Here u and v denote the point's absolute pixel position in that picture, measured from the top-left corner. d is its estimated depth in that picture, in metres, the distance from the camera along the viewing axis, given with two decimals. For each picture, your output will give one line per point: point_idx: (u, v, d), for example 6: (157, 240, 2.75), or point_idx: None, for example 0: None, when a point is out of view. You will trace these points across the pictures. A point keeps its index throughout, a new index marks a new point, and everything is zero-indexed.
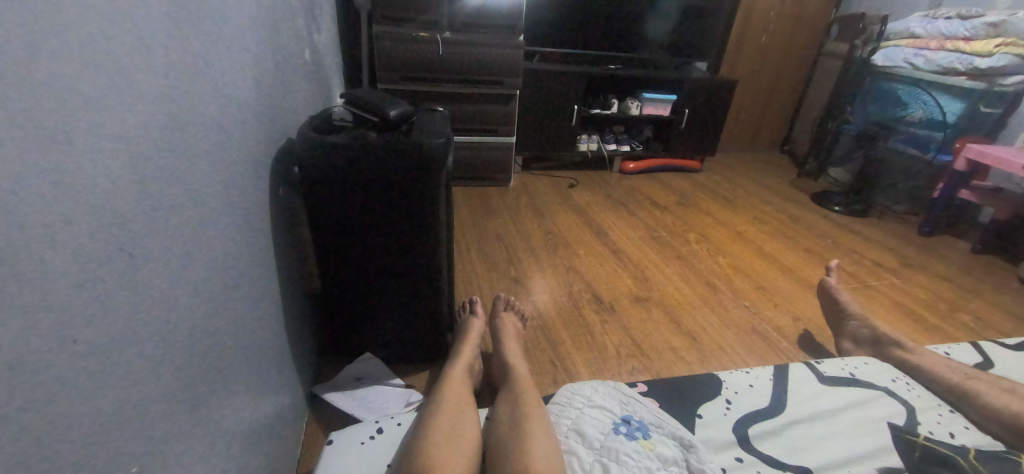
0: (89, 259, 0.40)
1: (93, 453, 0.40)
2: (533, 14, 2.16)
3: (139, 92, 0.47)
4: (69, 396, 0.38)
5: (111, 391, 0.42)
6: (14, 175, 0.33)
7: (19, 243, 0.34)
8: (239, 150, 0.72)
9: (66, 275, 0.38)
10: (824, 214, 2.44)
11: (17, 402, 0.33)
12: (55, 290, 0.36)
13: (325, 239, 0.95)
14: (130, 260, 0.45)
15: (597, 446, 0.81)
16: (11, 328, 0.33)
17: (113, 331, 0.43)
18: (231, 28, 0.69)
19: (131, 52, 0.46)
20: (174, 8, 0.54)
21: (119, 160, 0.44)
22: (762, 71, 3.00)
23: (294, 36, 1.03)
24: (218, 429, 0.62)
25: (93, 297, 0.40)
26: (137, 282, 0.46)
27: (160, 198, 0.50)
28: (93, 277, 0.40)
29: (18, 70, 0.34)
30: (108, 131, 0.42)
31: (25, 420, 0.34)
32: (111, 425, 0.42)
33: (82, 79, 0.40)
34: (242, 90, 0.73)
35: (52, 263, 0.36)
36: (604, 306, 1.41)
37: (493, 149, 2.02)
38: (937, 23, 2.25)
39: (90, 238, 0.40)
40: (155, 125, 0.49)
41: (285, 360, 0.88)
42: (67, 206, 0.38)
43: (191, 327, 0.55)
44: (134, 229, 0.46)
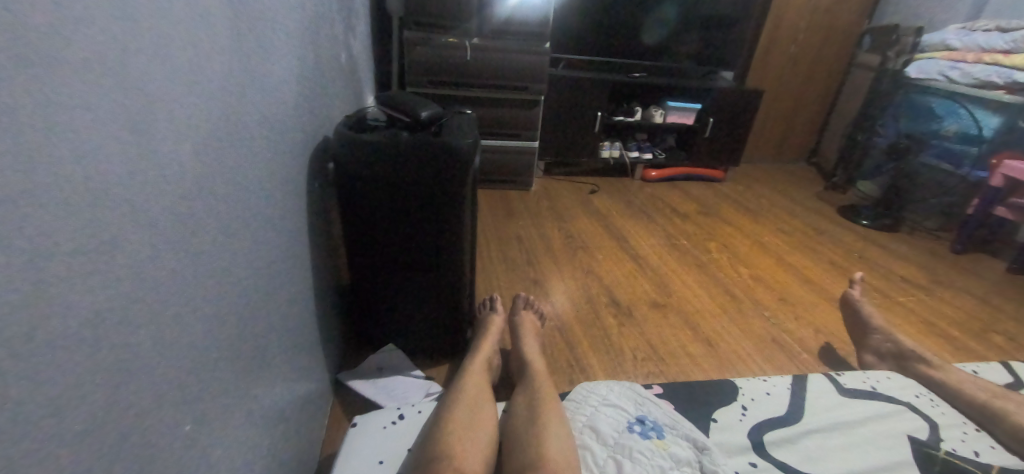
0: (158, 235, 0.44)
1: (152, 414, 0.44)
2: (560, 22, 2.19)
3: (199, 90, 0.51)
4: (141, 358, 0.42)
5: (171, 357, 0.47)
6: (113, 158, 0.38)
7: (113, 214, 0.38)
8: (277, 145, 0.76)
9: (141, 247, 0.42)
10: (850, 227, 2.41)
11: (107, 355, 0.38)
12: (129, 259, 0.40)
13: (354, 233, 0.99)
14: (187, 243, 0.49)
15: (611, 443, 0.83)
16: (106, 292, 0.38)
17: (173, 304, 0.47)
18: (270, 30, 0.73)
19: (193, 53, 0.50)
20: (225, 15, 0.58)
21: (182, 155, 0.48)
22: (790, 80, 2.96)
23: (330, 39, 1.07)
24: (248, 404, 0.65)
25: (161, 274, 0.45)
26: (192, 264, 0.50)
27: (209, 189, 0.54)
28: (162, 257, 0.45)
29: (114, 69, 0.39)
30: (174, 128, 0.47)
31: (105, 372, 0.38)
32: (167, 393, 0.46)
33: (156, 79, 0.44)
34: (282, 90, 0.78)
35: (134, 240, 0.41)
36: (621, 310, 1.42)
37: (516, 153, 2.04)
38: (974, 35, 2.21)
39: (159, 221, 0.44)
40: (205, 111, 0.53)
41: (313, 347, 0.92)
42: (145, 191, 0.42)
43: (228, 302, 0.59)
44: (193, 215, 0.50)
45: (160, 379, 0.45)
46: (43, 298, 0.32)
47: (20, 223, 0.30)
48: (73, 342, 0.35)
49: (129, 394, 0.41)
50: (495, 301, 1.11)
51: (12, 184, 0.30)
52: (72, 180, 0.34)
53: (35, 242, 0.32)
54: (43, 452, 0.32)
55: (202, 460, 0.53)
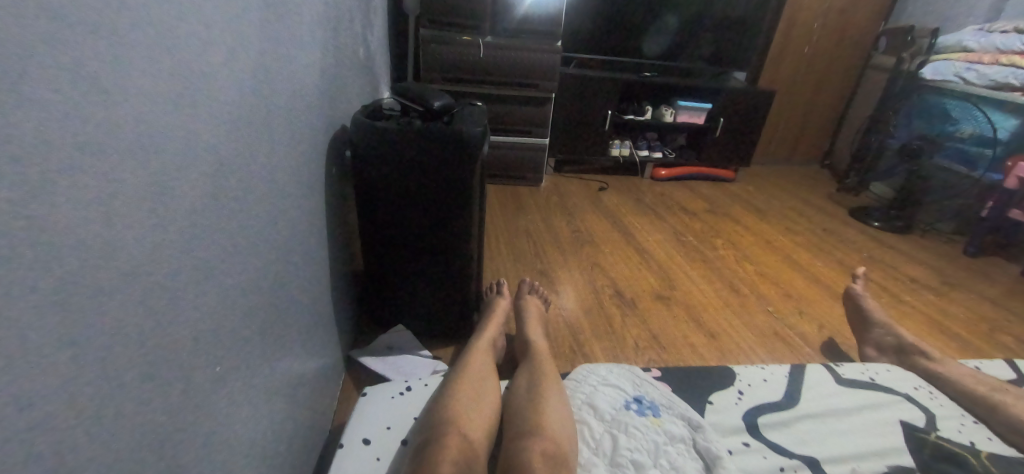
0: (195, 199, 0.50)
1: (191, 358, 0.50)
2: (573, 22, 2.23)
3: (230, 74, 0.57)
4: (185, 307, 0.48)
5: (206, 312, 0.53)
6: (163, 130, 0.44)
7: (164, 177, 0.44)
8: (298, 130, 0.81)
9: (185, 209, 0.48)
10: (860, 228, 2.39)
11: (163, 298, 0.44)
12: (174, 220, 0.46)
13: (367, 217, 1.04)
14: (218, 212, 0.55)
15: (608, 419, 0.87)
16: (159, 245, 0.44)
17: (208, 263, 0.52)
18: (295, 23, 0.78)
19: (225, 40, 0.56)
20: (254, 7, 0.63)
21: (216, 132, 0.54)
22: (804, 81, 2.93)
23: (350, 33, 1.13)
24: (266, 366, 0.71)
25: (199, 235, 0.50)
26: (224, 230, 0.56)
27: (237, 165, 0.59)
28: (200, 220, 0.51)
29: (167, 53, 0.44)
30: (209, 107, 0.52)
31: (160, 313, 0.44)
32: (202, 342, 0.52)
33: (197, 63, 0.49)
34: (304, 80, 0.83)
35: (179, 202, 0.47)
36: (626, 301, 1.46)
37: (526, 149, 2.07)
38: (991, 36, 2.18)
39: (198, 188, 0.50)
40: (235, 90, 0.58)
41: (327, 323, 0.97)
42: (188, 161, 0.48)
43: (252, 269, 0.65)
44: (222, 186, 0.56)
45: (198, 328, 0.51)
46: (113, 242, 0.38)
47: (98, 176, 0.36)
48: (138, 284, 0.41)
49: (175, 337, 0.47)
50: (501, 285, 1.15)
51: (95, 144, 0.36)
52: (132, 142, 0.40)
53: (114, 193, 0.38)
54: (113, 370, 0.38)
55: (228, 409, 0.58)
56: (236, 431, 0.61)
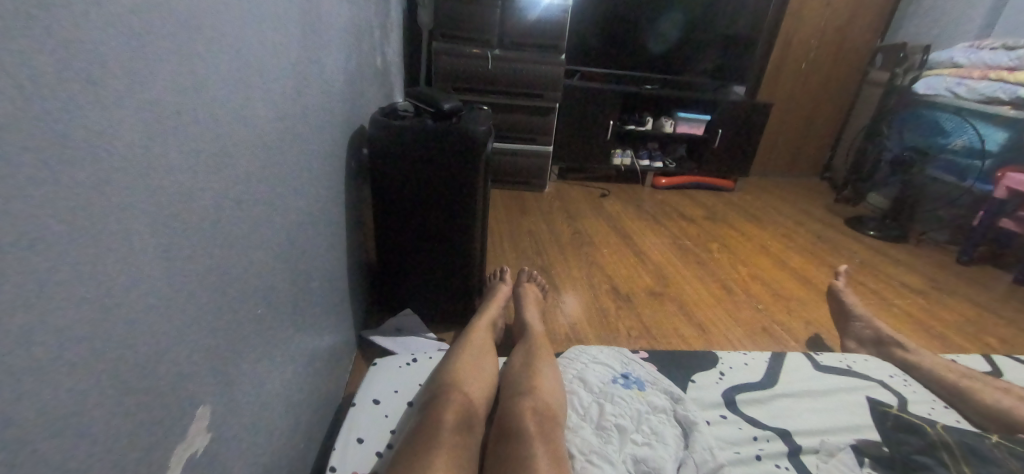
0: (246, 172, 0.60)
1: (243, 305, 0.61)
2: (577, 38, 2.35)
3: (274, 76, 0.67)
4: (241, 260, 0.59)
5: (253, 268, 0.64)
6: (234, 117, 0.56)
7: (232, 154, 0.56)
8: (324, 127, 0.93)
9: (245, 181, 0.59)
10: (856, 237, 2.34)
11: (229, 248, 0.56)
12: (236, 189, 0.57)
13: (382, 208, 1.15)
14: (264, 188, 0.66)
15: (596, 390, 0.95)
16: (229, 205, 0.55)
17: (254, 228, 0.63)
18: (324, 35, 0.89)
19: (273, 47, 0.67)
20: (293, 21, 0.74)
21: (265, 123, 0.65)
22: (801, 95, 2.79)
23: (369, 44, 1.24)
24: (293, 328, 0.81)
25: (251, 204, 0.62)
26: (268, 204, 0.67)
27: (277, 151, 0.70)
28: (251, 192, 0.62)
29: (241, 58, 0.57)
30: (261, 101, 0.63)
31: (228, 260, 0.56)
32: (249, 293, 0.63)
33: (256, 66, 0.61)
34: (330, 83, 0.94)
35: (239, 175, 0.58)
36: (621, 296, 1.54)
37: (529, 156, 2.14)
38: (981, 53, 2.15)
39: (253, 166, 0.62)
40: (273, 87, 0.67)
41: (341, 303, 1.07)
42: (248, 143, 0.60)
43: (284, 241, 0.75)
44: (267, 167, 0.67)
45: (248, 281, 0.62)
46: (206, 199, 0.50)
47: (198, 148, 0.48)
48: (216, 234, 0.52)
49: (235, 284, 0.58)
50: (504, 272, 1.24)
51: (197, 123, 0.48)
52: (216, 124, 0.51)
53: (207, 161, 0.50)
54: (200, 297, 0.50)
55: (264, 354, 0.69)
56: (271, 376, 0.72)
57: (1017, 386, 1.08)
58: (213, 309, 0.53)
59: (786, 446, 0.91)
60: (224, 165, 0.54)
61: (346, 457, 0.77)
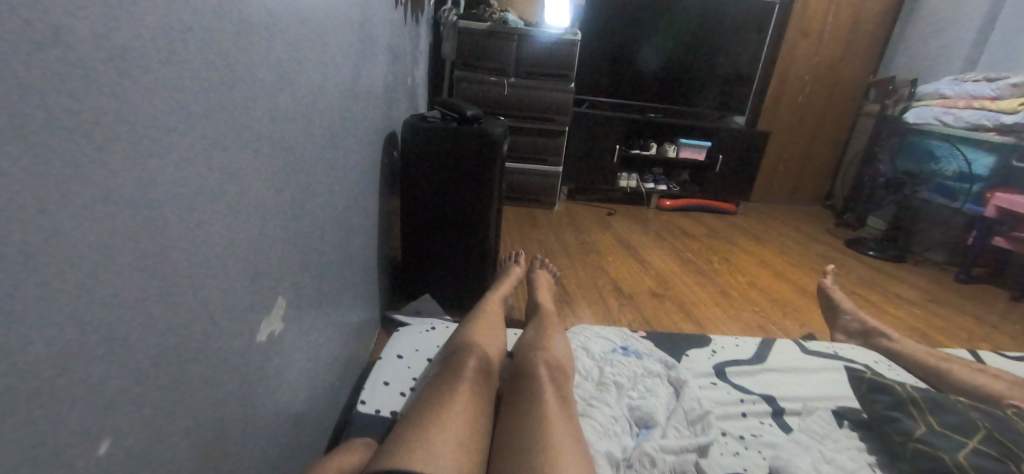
0: (314, 135, 0.76)
1: (308, 244, 0.77)
2: (585, 71, 2.54)
3: (338, 72, 0.85)
4: (309, 207, 0.75)
5: (314, 218, 0.79)
6: (313, 96, 0.74)
7: (309, 121, 0.73)
8: (367, 126, 1.11)
9: (314, 146, 0.76)
10: (857, 258, 2.31)
11: (302, 193, 0.72)
12: (309, 150, 0.74)
13: (409, 201, 1.31)
14: (325, 157, 0.83)
15: (598, 357, 1.07)
16: (305, 160, 0.72)
17: (316, 185, 0.79)
18: (372, 49, 1.08)
19: (340, 50, 0.85)
20: (353, 34, 0.93)
21: (329, 106, 0.82)
22: (800, 124, 2.92)
23: (402, 65, 1.44)
24: (336, 286, 0.96)
25: (316, 165, 0.78)
26: (326, 170, 0.84)
27: (334, 132, 0.87)
28: (318, 157, 0.78)
29: (320, 53, 0.75)
30: (328, 88, 0.81)
31: (301, 202, 0.72)
32: (312, 237, 0.79)
33: (327, 60, 0.79)
34: (373, 90, 1.13)
35: (311, 140, 0.75)
36: (624, 295, 1.65)
37: (541, 176, 2.30)
38: (965, 84, 2.20)
39: (319, 138, 0.79)
40: (336, 77, 0.84)
41: (369, 281, 1.21)
42: (319, 118, 0.77)
43: (334, 209, 0.91)
44: (328, 142, 0.84)
45: (312, 228, 0.78)
46: (293, 149, 0.66)
47: (292, 111, 0.65)
48: (296, 178, 0.69)
49: (305, 224, 0.74)
50: (518, 255, 1.37)
51: (293, 93, 0.65)
52: (302, 97, 0.69)
53: (295, 121, 0.67)
54: (286, 222, 0.66)
55: (317, 294, 0.84)
56: (319, 315, 0.86)
57: (994, 369, 1.14)
58: (292, 234, 0.69)
59: (770, 408, 1.01)
60: (303, 124, 0.70)
61: (375, 394, 0.90)
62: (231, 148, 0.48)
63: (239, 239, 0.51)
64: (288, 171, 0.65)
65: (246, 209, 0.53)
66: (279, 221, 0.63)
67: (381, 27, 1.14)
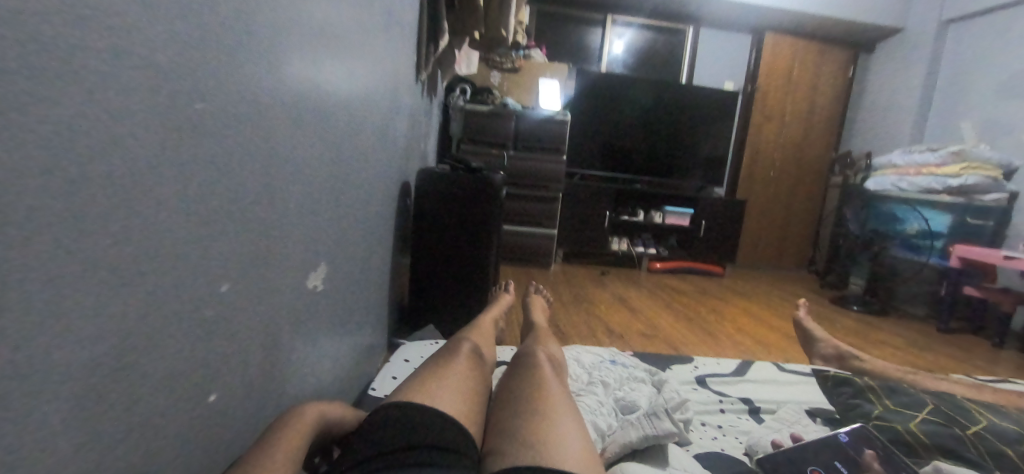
0: (362, 153, 0.97)
1: (351, 241, 0.95)
2: (577, 148, 2.86)
3: (384, 117, 1.10)
4: (353, 212, 0.95)
5: (356, 224, 0.98)
6: (366, 128, 0.97)
7: (362, 146, 0.95)
8: (397, 170, 1.34)
9: (363, 167, 0.98)
10: (840, 312, 2.42)
11: (351, 197, 0.91)
12: (360, 167, 0.95)
13: (421, 238, 1.50)
14: (369, 180, 1.04)
15: (588, 365, 1.18)
16: (356, 174, 0.93)
17: (360, 198, 0.99)
18: (405, 110, 1.35)
19: (386, 102, 1.10)
20: (395, 94, 1.19)
21: (375, 141, 1.05)
22: (776, 196, 3.18)
23: (421, 130, 1.71)
24: (363, 293, 1.12)
25: (362, 182, 0.99)
26: (367, 190, 1.04)
27: (377, 164, 1.09)
28: (363, 176, 0.99)
29: (376, 99, 1.00)
30: (376, 127, 1.05)
31: (349, 204, 0.91)
32: (354, 238, 0.97)
33: (378, 106, 1.04)
34: (402, 143, 1.38)
35: (361, 161, 0.96)
36: (615, 334, 1.76)
37: (538, 238, 2.51)
38: (912, 155, 2.44)
39: (366, 162, 1.00)
40: (381, 116, 1.08)
41: (384, 305, 1.36)
42: (368, 147, 1.00)
43: (370, 225, 1.10)
44: (371, 169, 1.06)
45: (354, 231, 0.96)
46: (350, 159, 0.88)
47: (352, 132, 0.87)
48: (348, 182, 0.89)
49: (349, 222, 0.92)
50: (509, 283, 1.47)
51: (355, 119, 0.88)
52: (359, 125, 0.91)
53: (352, 140, 0.89)
54: (338, 212, 0.85)
55: (351, 289, 0.99)
56: (350, 308, 1.01)
57: (958, 380, 1.22)
58: (340, 223, 0.87)
59: (747, 406, 1.10)
60: (355, 141, 0.91)
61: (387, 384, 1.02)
62: (312, 126, 0.69)
63: (308, 196, 0.70)
64: (342, 169, 0.84)
65: (314, 176, 0.72)
66: (331, 204, 0.81)
67: (414, 94, 1.42)
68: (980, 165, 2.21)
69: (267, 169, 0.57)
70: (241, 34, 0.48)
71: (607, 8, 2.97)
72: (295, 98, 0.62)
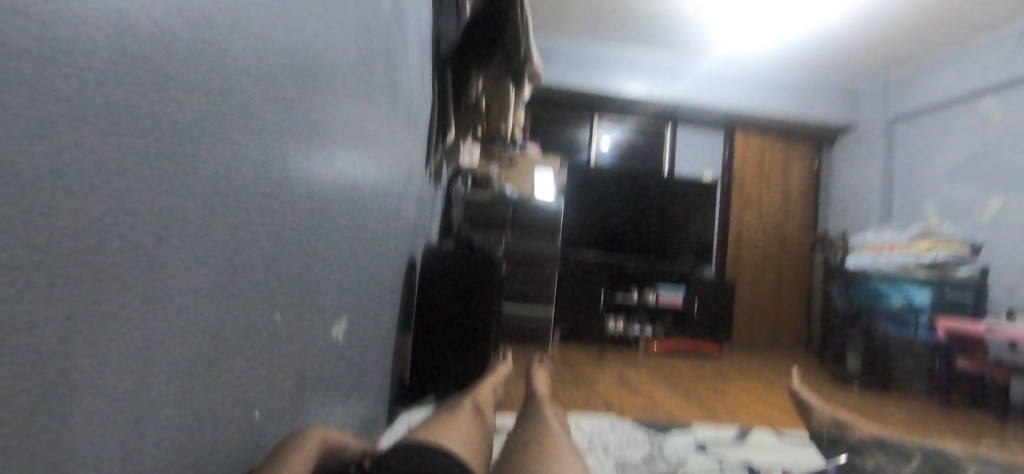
0: (388, 226, 1.09)
1: (377, 306, 1.03)
2: (570, 233, 3.01)
3: (405, 199, 1.23)
4: (381, 279, 1.04)
5: (382, 292, 1.07)
6: (392, 208, 1.10)
7: (388, 222, 1.07)
8: (410, 247, 1.45)
9: (388, 241, 1.09)
10: (843, 388, 2.41)
11: (378, 265, 1.01)
12: (387, 240, 1.07)
13: (428, 312, 1.57)
14: (392, 253, 1.15)
15: (588, 432, 1.21)
16: (383, 246, 1.04)
17: (384, 268, 1.09)
18: (418, 193, 1.49)
19: (405, 184, 1.24)
20: (411, 179, 1.34)
21: (398, 217, 1.18)
22: (764, 276, 3.30)
23: (428, 214, 1.85)
24: (382, 360, 1.17)
25: (387, 255, 1.09)
26: (390, 263, 1.14)
27: (398, 239, 1.21)
28: (387, 248, 1.10)
29: (400, 181, 1.15)
30: (399, 205, 1.18)
31: (377, 272, 1.01)
32: (378, 304, 1.05)
33: (401, 188, 1.18)
34: (414, 223, 1.51)
35: (387, 237, 1.08)
36: (614, 408, 1.77)
37: (537, 318, 2.55)
38: (883, 234, 2.61)
39: (392, 236, 1.12)
40: (403, 197, 1.21)
41: (392, 376, 1.40)
42: (393, 223, 1.12)
43: (390, 295, 1.19)
44: (394, 243, 1.17)
45: (380, 298, 1.05)
46: (379, 232, 0.99)
47: (381, 208, 1.00)
48: (376, 254, 1.00)
49: (376, 288, 1.02)
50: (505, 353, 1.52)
51: (385, 197, 1.01)
52: (387, 202, 1.04)
53: (382, 214, 1.01)
54: (369, 277, 0.94)
55: (372, 352, 1.06)
56: (370, 371, 1.07)
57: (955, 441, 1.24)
58: (369, 287, 0.96)
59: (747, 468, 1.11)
60: (384, 214, 1.04)
61: None
62: (355, 196, 0.81)
63: (348, 255, 0.80)
64: (373, 238, 0.95)
65: (354, 237, 0.83)
66: (363, 269, 0.90)
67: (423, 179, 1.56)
68: (948, 241, 2.36)
69: (321, 225, 0.67)
70: (319, 121, 0.63)
71: (594, 109, 3.32)
72: (347, 172, 0.76)
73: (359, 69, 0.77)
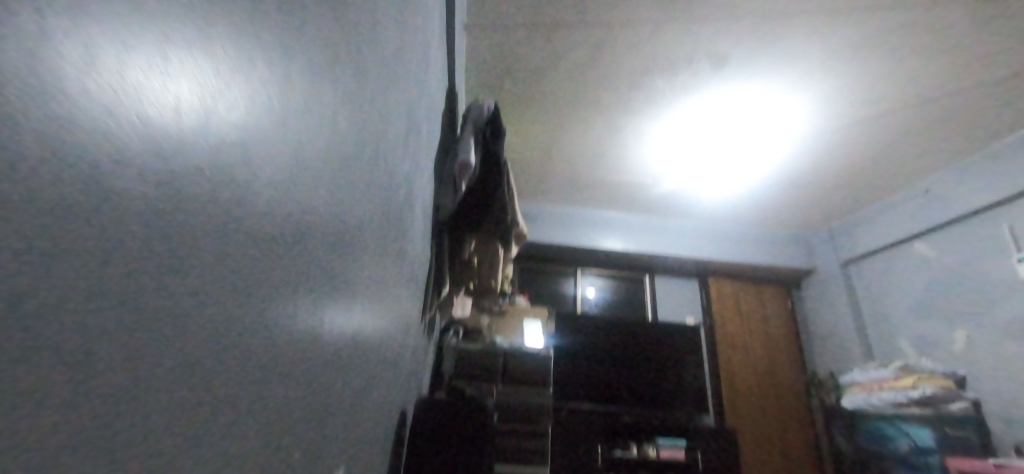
0: (389, 377, 1.13)
1: (373, 462, 1.01)
2: (561, 383, 2.98)
3: (404, 351, 1.29)
4: (379, 432, 1.04)
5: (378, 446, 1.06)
6: (394, 359, 1.16)
7: (389, 373, 1.11)
8: (405, 401, 1.45)
9: (388, 392, 1.12)
10: None
11: (379, 417, 1.03)
12: (387, 391, 1.10)
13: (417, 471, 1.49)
14: (390, 405, 1.16)
15: None
16: (384, 397, 1.07)
17: (383, 420, 1.10)
18: (415, 346, 1.55)
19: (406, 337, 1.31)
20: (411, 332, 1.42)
21: (398, 369, 1.22)
22: (765, 423, 3.18)
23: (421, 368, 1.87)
24: None
25: (386, 406, 1.11)
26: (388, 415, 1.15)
27: (396, 391, 1.23)
28: (387, 399, 1.12)
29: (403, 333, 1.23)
30: (399, 357, 1.23)
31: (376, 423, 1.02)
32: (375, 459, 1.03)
33: (403, 340, 1.25)
34: (410, 376, 1.53)
35: (388, 387, 1.11)
36: None
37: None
38: (869, 372, 2.65)
39: (391, 387, 1.15)
40: (403, 348, 1.27)
41: None
42: (393, 374, 1.16)
43: (385, 450, 1.16)
44: (392, 395, 1.19)
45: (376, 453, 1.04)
46: (382, 382, 1.03)
47: (386, 359, 1.06)
48: (378, 404, 1.02)
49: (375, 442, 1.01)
50: None
51: (390, 349, 1.08)
52: (391, 354, 1.11)
53: (386, 364, 1.07)
54: (370, 428, 0.96)
55: None
56: None
57: None
58: (369, 439, 0.96)
59: None
60: (387, 366, 1.09)
61: None
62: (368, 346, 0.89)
63: (357, 403, 0.84)
64: (376, 389, 0.99)
65: (362, 385, 0.87)
66: (366, 419, 0.93)
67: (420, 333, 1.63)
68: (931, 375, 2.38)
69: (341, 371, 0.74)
70: (351, 280, 0.75)
71: (576, 263, 3.57)
72: (365, 324, 0.84)
73: (384, 239, 0.93)
